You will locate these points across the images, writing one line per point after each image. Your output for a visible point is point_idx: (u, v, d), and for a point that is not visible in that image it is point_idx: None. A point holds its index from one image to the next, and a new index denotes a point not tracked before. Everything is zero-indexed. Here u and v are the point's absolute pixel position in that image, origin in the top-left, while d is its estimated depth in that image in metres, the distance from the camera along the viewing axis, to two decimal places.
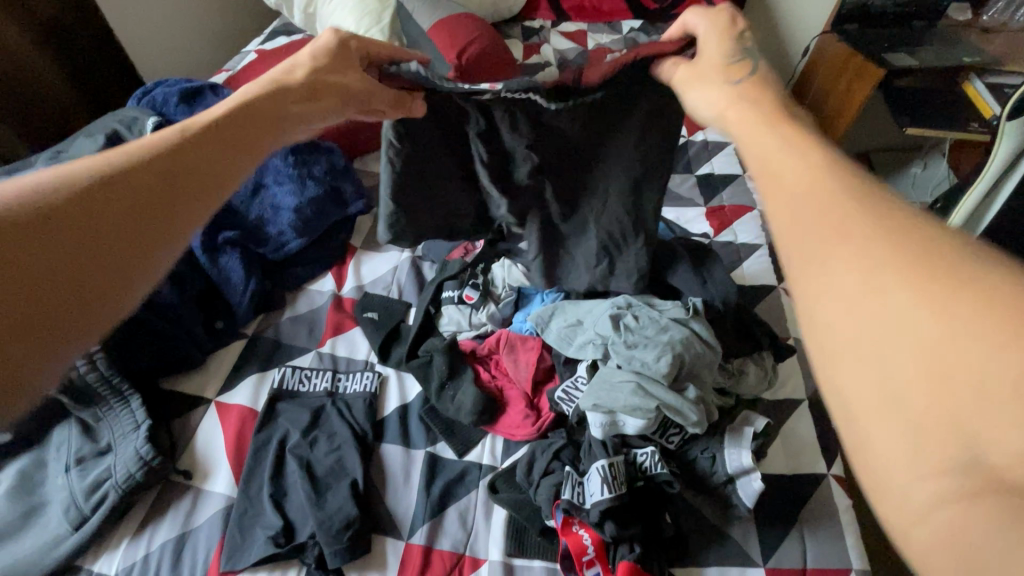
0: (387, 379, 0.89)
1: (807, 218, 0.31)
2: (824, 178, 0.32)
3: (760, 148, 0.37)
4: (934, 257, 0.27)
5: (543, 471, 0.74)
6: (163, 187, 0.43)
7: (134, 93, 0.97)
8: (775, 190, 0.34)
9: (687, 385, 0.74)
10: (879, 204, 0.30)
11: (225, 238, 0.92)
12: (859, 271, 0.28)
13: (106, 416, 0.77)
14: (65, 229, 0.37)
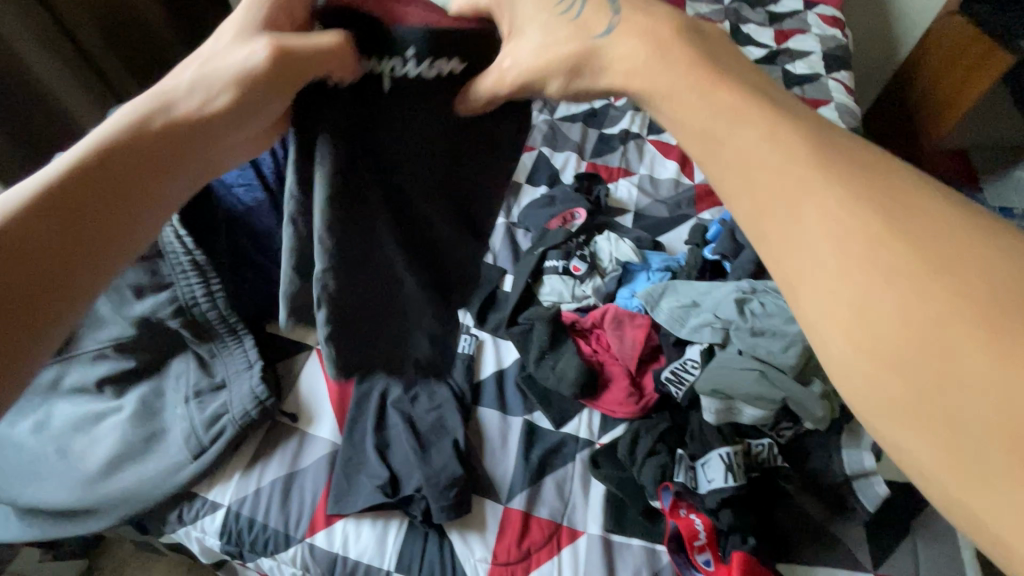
0: (483, 343, 0.89)
1: (821, 238, 0.29)
2: (809, 186, 0.30)
3: (717, 134, 0.33)
4: (938, 247, 0.27)
5: (648, 451, 0.73)
6: (100, 191, 0.34)
7: None
8: (748, 185, 0.32)
9: (811, 379, 0.73)
10: (881, 202, 0.29)
11: None
12: (896, 270, 0.27)
13: (220, 352, 0.79)
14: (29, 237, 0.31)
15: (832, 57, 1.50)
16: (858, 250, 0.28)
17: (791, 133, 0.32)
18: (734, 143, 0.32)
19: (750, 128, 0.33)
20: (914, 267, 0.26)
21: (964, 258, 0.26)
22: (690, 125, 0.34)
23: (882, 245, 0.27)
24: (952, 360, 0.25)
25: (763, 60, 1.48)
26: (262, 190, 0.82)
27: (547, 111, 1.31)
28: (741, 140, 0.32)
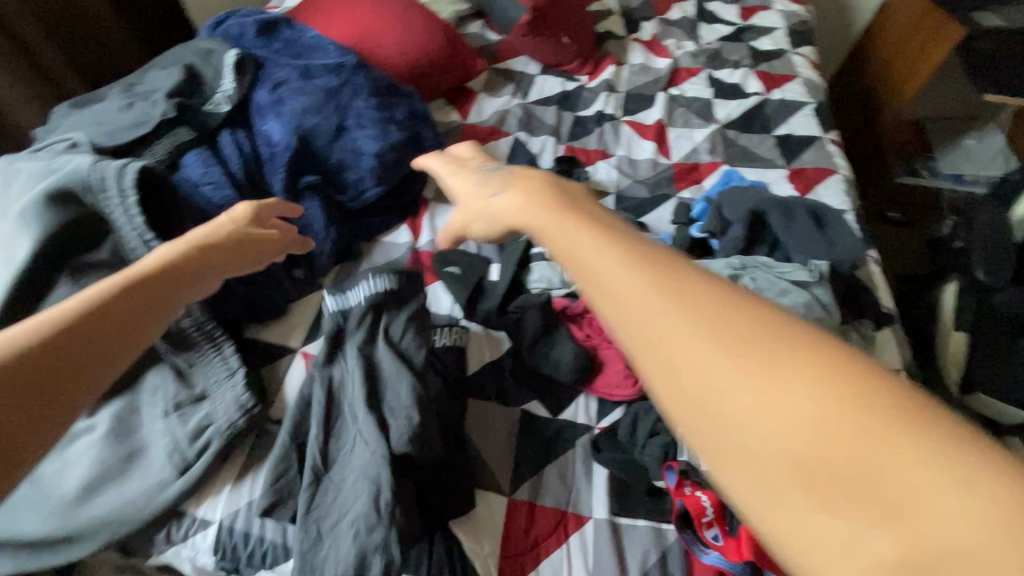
0: (473, 334, 0.87)
1: (679, 329, 0.28)
2: (664, 271, 0.30)
3: (578, 239, 0.34)
4: (788, 333, 0.27)
5: (648, 432, 0.73)
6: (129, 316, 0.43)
7: (207, 23, 0.91)
8: (610, 276, 0.31)
9: None
10: (734, 295, 0.29)
11: (307, 182, 0.87)
12: (749, 353, 0.27)
13: (199, 362, 0.75)
14: (67, 340, 0.38)
15: (797, 32, 1.52)
16: (768, 410, 0.25)
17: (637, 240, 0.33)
18: (637, 304, 0.29)
19: (604, 235, 0.34)
20: (766, 346, 0.27)
21: (825, 350, 0.27)
22: (565, 233, 0.35)
23: (743, 324, 0.28)
24: (816, 434, 0.24)
25: (730, 37, 1.49)
26: (232, 187, 0.79)
27: (520, 95, 1.29)
28: (641, 303, 0.29)
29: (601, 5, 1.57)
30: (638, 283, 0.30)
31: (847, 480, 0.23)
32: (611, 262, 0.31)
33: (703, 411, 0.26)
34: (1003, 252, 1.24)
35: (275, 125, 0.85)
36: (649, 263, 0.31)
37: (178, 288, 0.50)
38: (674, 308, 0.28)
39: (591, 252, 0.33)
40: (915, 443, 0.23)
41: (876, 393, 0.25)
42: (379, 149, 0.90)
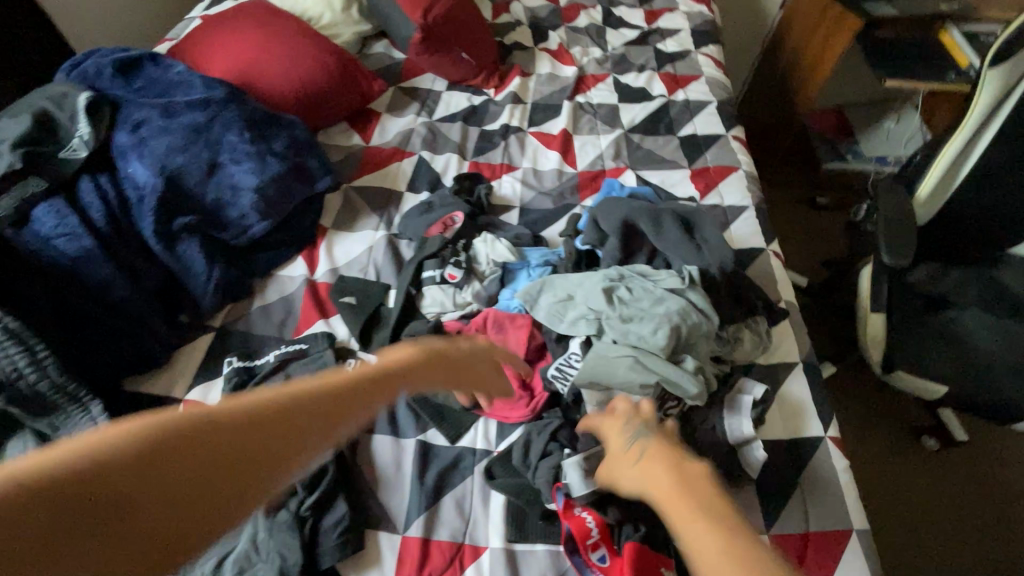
0: (369, 365, 0.84)
1: (682, 530, 0.44)
2: (683, 491, 0.47)
3: (640, 465, 0.53)
4: (732, 534, 0.42)
5: (540, 453, 0.72)
6: (283, 437, 0.35)
7: (61, 65, 0.90)
8: (660, 490, 0.49)
9: (684, 356, 0.71)
10: (720, 513, 0.44)
11: (181, 224, 0.83)
12: (714, 543, 0.41)
13: (64, 424, 0.70)
14: (196, 462, 0.31)
15: (700, 32, 1.55)
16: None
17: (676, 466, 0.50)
18: (671, 513, 0.46)
19: (656, 462, 0.52)
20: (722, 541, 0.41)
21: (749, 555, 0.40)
22: (637, 466, 0.54)
23: (714, 527, 0.43)
24: None
25: (636, 40, 1.51)
26: (90, 237, 0.77)
27: (425, 113, 1.28)
28: (718, 569, 0.39)
29: (509, 16, 1.57)
30: (719, 551, 0.40)
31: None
32: (684, 521, 0.44)
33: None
34: (905, 234, 1.22)
35: (139, 167, 0.82)
36: (738, 542, 0.41)
37: (348, 410, 0.41)
38: (684, 513, 0.45)
39: (684, 524, 0.44)
40: None
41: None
42: (258, 183, 0.88)
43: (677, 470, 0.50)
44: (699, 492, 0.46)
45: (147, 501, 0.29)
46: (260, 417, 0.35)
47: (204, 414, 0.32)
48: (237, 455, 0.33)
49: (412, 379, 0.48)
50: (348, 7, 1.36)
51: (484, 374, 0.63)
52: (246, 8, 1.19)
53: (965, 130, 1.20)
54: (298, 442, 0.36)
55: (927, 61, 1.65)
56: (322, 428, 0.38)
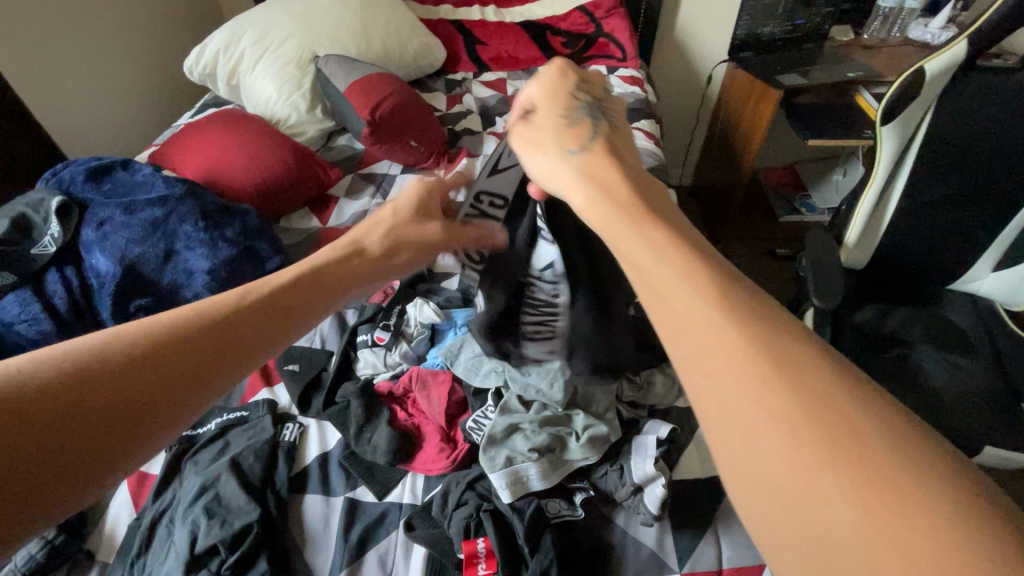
0: (308, 429, 0.90)
1: (671, 297, 0.36)
2: (672, 256, 0.38)
3: (586, 192, 0.48)
4: (759, 323, 0.34)
5: (455, 503, 0.75)
6: (210, 354, 0.46)
7: (43, 175, 1.06)
8: (635, 244, 0.40)
9: (579, 408, 0.79)
10: (715, 276, 0.36)
11: (137, 306, 0.93)
12: (715, 313, 0.34)
13: None
14: (135, 377, 0.41)
15: (633, 109, 1.72)
16: (716, 366, 0.33)
17: (652, 224, 0.41)
18: (648, 278, 0.38)
19: (609, 197, 0.46)
20: (736, 319, 0.34)
21: (780, 351, 0.32)
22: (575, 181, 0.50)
23: (716, 298, 0.35)
24: (734, 392, 0.31)
25: None
26: (49, 322, 0.87)
27: (380, 195, 1.39)
28: (683, 317, 0.35)
29: (461, 107, 1.75)
30: (685, 298, 0.35)
31: (786, 467, 0.29)
32: (677, 288, 0.36)
33: (714, 403, 0.32)
34: (830, 276, 1.24)
35: (101, 258, 0.93)
36: (707, 277, 0.36)
37: (246, 342, 0.49)
38: (675, 275, 0.37)
39: (649, 261, 0.38)
40: (796, 419, 0.30)
41: (787, 383, 0.31)
42: (210, 265, 0.97)
43: (631, 201, 0.45)
44: (668, 235, 0.40)
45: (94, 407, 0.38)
46: (100, 363, 0.40)
47: (95, 353, 0.40)
48: (175, 375, 0.43)
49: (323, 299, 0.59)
50: (313, 108, 1.54)
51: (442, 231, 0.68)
52: (217, 115, 1.36)
53: (877, 176, 1.23)
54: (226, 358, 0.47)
55: (846, 120, 1.82)
56: (220, 355, 0.47)
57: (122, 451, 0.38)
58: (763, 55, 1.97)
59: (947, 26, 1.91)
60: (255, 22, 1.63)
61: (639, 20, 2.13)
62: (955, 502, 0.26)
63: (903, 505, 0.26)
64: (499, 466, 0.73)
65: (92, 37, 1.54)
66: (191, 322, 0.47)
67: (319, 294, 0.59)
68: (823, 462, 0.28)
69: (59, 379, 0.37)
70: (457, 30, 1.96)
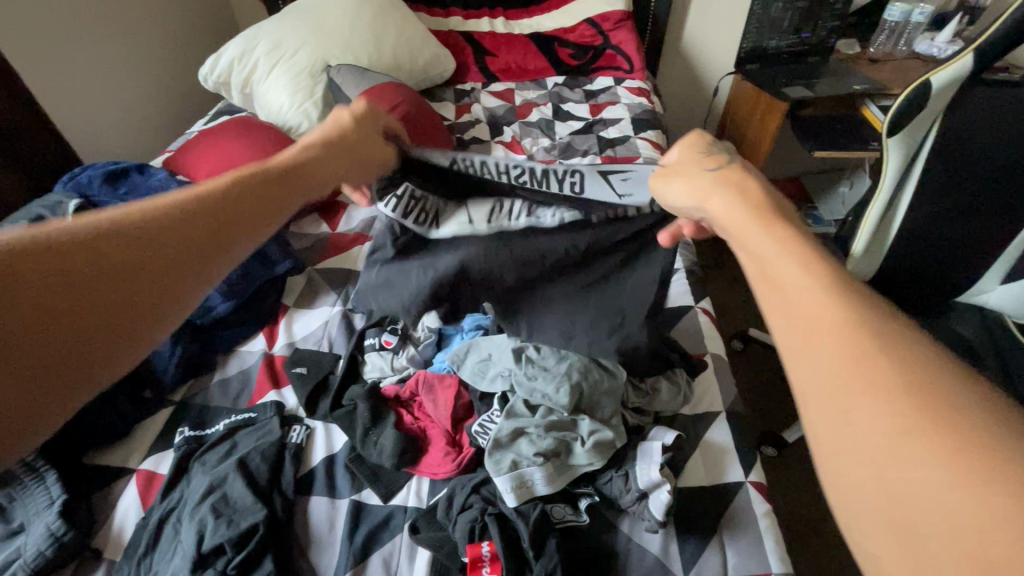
0: (314, 431, 0.90)
1: (788, 284, 0.40)
2: (790, 249, 0.42)
3: (698, 193, 0.52)
4: (879, 321, 0.37)
5: (461, 506, 0.75)
6: (190, 241, 0.50)
7: (61, 178, 1.08)
8: (753, 237, 0.44)
9: (585, 413, 0.78)
10: (834, 272, 0.40)
11: None
12: (831, 302, 0.38)
13: (20, 495, 0.77)
14: (117, 256, 0.45)
15: (639, 120, 1.74)
16: (827, 342, 0.36)
17: (766, 220, 0.45)
18: (768, 264, 0.42)
19: (726, 198, 0.49)
20: (847, 309, 0.37)
21: (898, 344, 0.35)
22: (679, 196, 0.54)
23: (831, 290, 0.38)
24: (840, 370, 0.35)
25: (581, 130, 1.70)
26: None
27: None
28: (802, 303, 0.38)
29: (470, 116, 1.78)
30: (805, 291, 0.39)
31: (887, 444, 0.32)
32: (794, 273, 0.40)
33: (821, 384, 0.36)
34: None
35: None
36: (823, 274, 0.39)
37: (224, 227, 0.54)
38: (796, 264, 0.40)
39: (773, 254, 0.42)
40: (908, 400, 0.32)
41: (899, 369, 0.34)
42: None
43: (752, 198, 0.48)
44: (794, 233, 0.43)
45: (86, 282, 0.43)
46: (80, 242, 0.44)
47: (78, 233, 0.44)
48: (161, 257, 0.48)
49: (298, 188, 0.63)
50: (324, 116, 1.56)
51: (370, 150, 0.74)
52: (230, 122, 1.39)
53: (884, 195, 1.20)
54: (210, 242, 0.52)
55: (852, 132, 1.83)
56: (199, 238, 0.51)
57: (121, 323, 0.44)
58: (768, 68, 1.99)
59: (953, 40, 1.92)
60: (268, 32, 1.66)
61: (646, 32, 2.16)
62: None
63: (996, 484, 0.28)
64: (504, 470, 0.74)
65: (111, 45, 1.57)
66: (163, 211, 0.50)
67: (290, 182, 0.62)
68: (936, 434, 0.31)
69: (48, 259, 0.41)
70: (466, 41, 1.99)
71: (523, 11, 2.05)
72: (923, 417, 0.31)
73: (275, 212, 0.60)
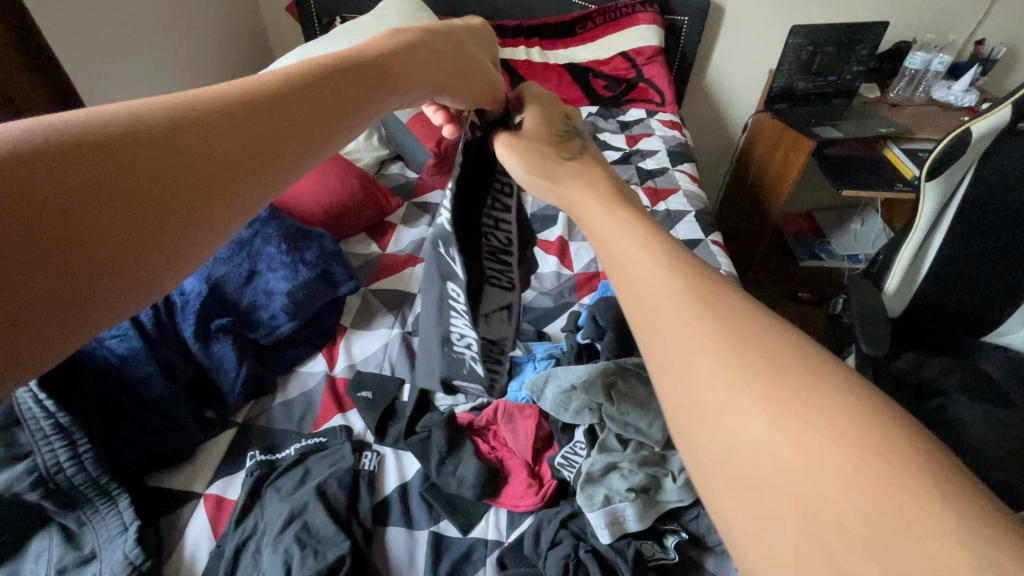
0: (385, 458, 0.89)
1: (642, 290, 0.35)
2: (658, 258, 0.37)
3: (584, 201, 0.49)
4: (748, 332, 0.32)
5: (550, 541, 0.74)
6: (267, 147, 0.39)
7: None
8: (609, 234, 0.41)
9: (673, 451, 0.80)
10: (691, 274, 0.36)
11: (218, 325, 0.93)
12: (681, 312, 0.33)
13: (91, 520, 0.73)
14: (177, 156, 0.34)
15: (675, 152, 1.78)
16: (689, 353, 0.31)
17: (631, 218, 0.42)
18: (628, 257, 0.38)
19: (606, 205, 0.46)
20: (684, 305, 0.33)
21: (765, 358, 0.30)
22: (589, 209, 0.46)
23: (681, 294, 0.34)
24: (693, 389, 0.30)
25: (619, 160, 1.73)
26: (138, 338, 0.86)
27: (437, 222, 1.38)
28: (654, 290, 0.35)
29: None
30: (652, 286, 0.35)
31: (757, 455, 0.27)
32: (649, 269, 0.36)
33: (677, 386, 0.31)
34: (879, 324, 1.13)
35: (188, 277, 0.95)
36: (681, 275, 0.35)
37: (300, 129, 0.42)
38: (662, 265, 0.36)
39: (627, 256, 0.38)
40: (779, 428, 0.27)
41: (774, 393, 0.28)
42: (290, 287, 1.00)
43: (612, 201, 0.47)
44: (657, 241, 0.39)
45: (147, 186, 0.32)
46: (125, 131, 0.33)
47: (122, 120, 0.33)
48: (227, 159, 0.36)
49: (374, 96, 0.50)
50: (370, 136, 1.56)
51: (443, 64, 0.61)
52: None
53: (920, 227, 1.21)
54: (286, 148, 0.40)
55: (879, 171, 1.86)
56: (271, 136, 0.39)
57: (181, 246, 0.33)
58: (795, 107, 2.05)
59: (970, 88, 1.99)
60: (318, 51, 1.67)
61: (674, 66, 2.22)
62: (926, 485, 0.24)
63: (865, 493, 0.25)
64: (597, 506, 0.73)
65: (162, 60, 1.57)
66: (222, 99, 0.39)
67: (366, 78, 0.50)
68: (853, 483, 0.25)
69: (78, 146, 0.30)
70: (504, 69, 2.03)
71: (559, 42, 2.11)
72: (822, 458, 0.26)
73: (354, 117, 0.48)
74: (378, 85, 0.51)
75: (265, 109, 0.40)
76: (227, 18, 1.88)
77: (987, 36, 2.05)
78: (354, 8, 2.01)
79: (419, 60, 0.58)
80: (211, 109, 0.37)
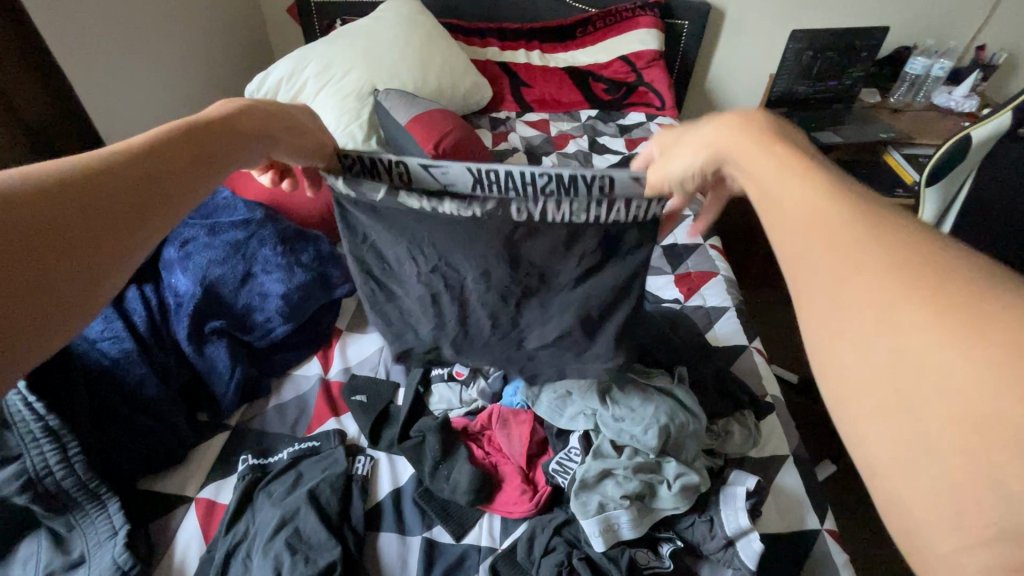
0: (378, 462, 0.88)
1: (794, 218, 0.34)
2: (815, 177, 0.35)
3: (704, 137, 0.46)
4: (914, 253, 0.29)
5: (544, 548, 0.73)
6: (129, 217, 0.41)
7: None
8: (757, 162, 0.39)
9: (669, 457, 0.77)
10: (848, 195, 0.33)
11: (212, 327, 0.93)
12: (828, 242, 0.32)
13: (80, 524, 0.73)
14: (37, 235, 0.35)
15: None
16: (844, 280, 0.30)
17: (773, 138, 0.40)
18: (773, 187, 0.37)
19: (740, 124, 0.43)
20: (839, 225, 0.32)
21: (938, 278, 0.28)
22: (724, 135, 0.43)
23: (833, 217, 0.32)
24: (848, 324, 0.29)
25: (617, 164, 1.73)
26: (131, 340, 0.86)
27: None
28: (806, 211, 0.33)
29: (508, 144, 1.79)
30: (805, 222, 0.33)
31: (918, 388, 0.26)
32: (801, 191, 0.34)
33: (831, 321, 0.30)
34: None
35: (182, 279, 0.95)
36: (839, 195, 0.33)
37: (158, 200, 0.43)
38: (816, 189, 0.34)
39: (772, 181, 0.37)
40: (946, 351, 0.26)
41: (950, 317, 0.26)
42: (284, 289, 0.99)
43: (752, 120, 0.43)
44: (803, 161, 0.37)
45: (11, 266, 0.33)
46: None
47: None
48: (91, 234, 0.38)
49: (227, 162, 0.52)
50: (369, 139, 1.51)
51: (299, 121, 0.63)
52: None
53: None
54: (145, 217, 0.42)
55: (879, 177, 1.86)
56: (131, 208, 0.41)
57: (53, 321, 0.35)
58: (795, 112, 2.04)
59: (970, 94, 1.98)
60: (316, 54, 1.67)
61: (674, 69, 2.22)
62: None
63: None
64: (591, 513, 0.72)
65: (161, 61, 1.56)
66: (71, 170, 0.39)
67: (222, 145, 0.52)
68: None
69: None
70: (503, 71, 2.03)
71: (559, 46, 2.10)
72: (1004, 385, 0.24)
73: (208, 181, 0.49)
74: (230, 151, 0.52)
75: (119, 180, 0.41)
76: (227, 19, 1.88)
77: (987, 43, 2.05)
78: (355, 10, 2.00)
79: (272, 121, 0.59)
80: (62, 182, 0.38)
